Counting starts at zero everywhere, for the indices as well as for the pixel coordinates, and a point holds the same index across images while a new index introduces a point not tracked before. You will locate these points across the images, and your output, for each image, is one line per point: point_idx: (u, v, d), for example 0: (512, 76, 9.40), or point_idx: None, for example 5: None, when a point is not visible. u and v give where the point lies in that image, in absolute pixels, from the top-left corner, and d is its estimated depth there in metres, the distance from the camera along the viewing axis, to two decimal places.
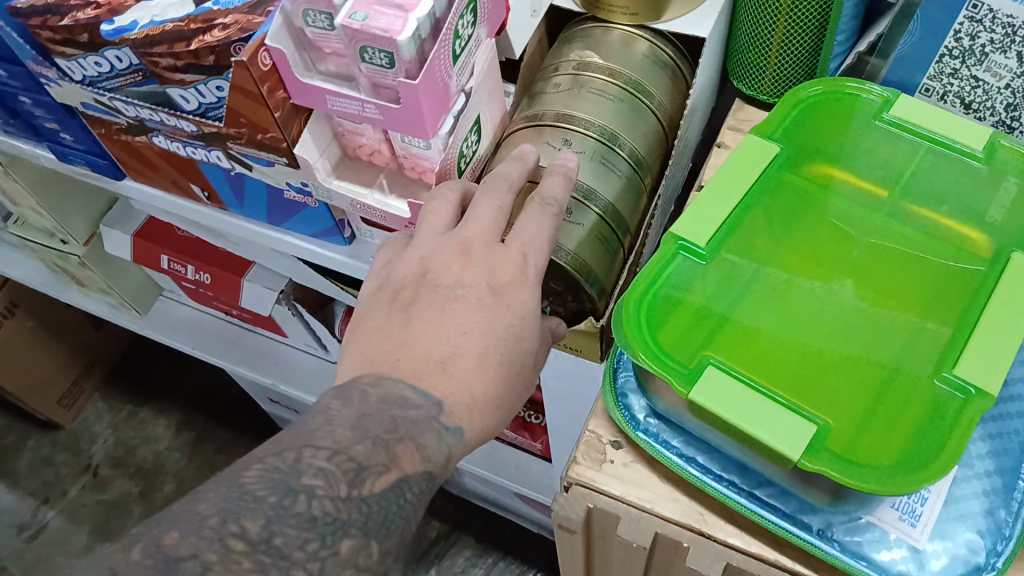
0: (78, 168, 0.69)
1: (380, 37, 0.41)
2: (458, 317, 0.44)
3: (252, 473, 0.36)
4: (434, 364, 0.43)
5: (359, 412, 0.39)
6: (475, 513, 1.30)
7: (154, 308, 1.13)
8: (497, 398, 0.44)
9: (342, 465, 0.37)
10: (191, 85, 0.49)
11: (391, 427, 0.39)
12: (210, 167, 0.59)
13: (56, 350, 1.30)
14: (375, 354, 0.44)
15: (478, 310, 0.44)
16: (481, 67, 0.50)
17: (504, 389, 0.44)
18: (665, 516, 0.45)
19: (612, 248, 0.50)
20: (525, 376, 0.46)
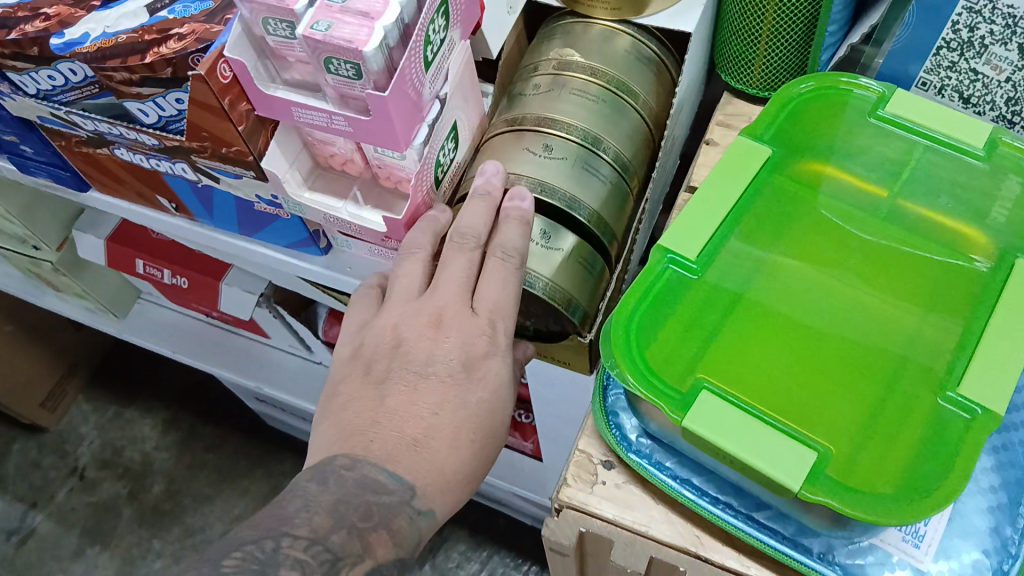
0: (41, 180, 0.66)
1: (345, 48, 0.39)
2: (430, 393, 0.44)
3: (231, 561, 0.37)
4: (407, 443, 0.43)
5: (337, 497, 0.40)
6: (469, 506, 1.29)
7: (133, 311, 1.10)
8: (469, 472, 0.44)
9: (318, 556, 0.38)
10: (148, 99, 0.47)
11: (367, 514, 0.40)
12: (175, 179, 0.56)
13: (37, 353, 1.27)
14: (348, 429, 0.44)
15: (450, 385, 0.45)
16: (456, 71, 0.48)
17: (477, 462, 0.45)
18: (661, 540, 0.44)
19: (595, 273, 0.48)
20: (495, 445, 0.46)
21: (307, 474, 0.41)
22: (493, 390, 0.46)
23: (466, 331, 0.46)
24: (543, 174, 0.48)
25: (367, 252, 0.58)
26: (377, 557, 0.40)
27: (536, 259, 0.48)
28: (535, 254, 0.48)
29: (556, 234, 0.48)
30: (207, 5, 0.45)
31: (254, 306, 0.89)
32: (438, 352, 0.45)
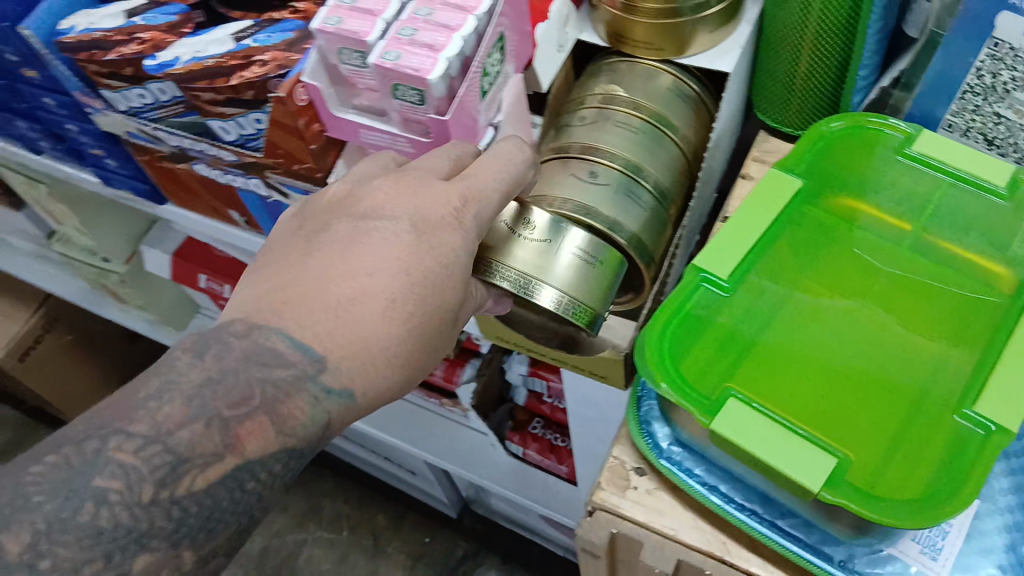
0: (122, 193, 0.72)
1: (411, 76, 0.43)
2: (370, 254, 0.43)
3: (41, 466, 0.36)
4: (328, 308, 0.42)
5: (206, 377, 0.39)
6: (502, 531, 1.42)
7: (191, 323, 1.16)
8: (397, 346, 0.43)
9: (153, 461, 0.36)
10: (230, 118, 0.51)
11: (244, 399, 0.39)
12: (247, 194, 0.61)
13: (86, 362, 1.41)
14: (282, 285, 0.43)
15: (396, 248, 0.44)
16: (510, 102, 0.51)
17: (416, 340, 0.44)
18: (688, 543, 0.46)
19: (597, 275, 0.48)
20: (437, 323, 0.45)
21: (186, 344, 0.41)
22: (445, 265, 0.44)
23: (429, 196, 0.44)
24: (586, 196, 0.51)
25: None
26: (244, 453, 0.39)
27: (540, 266, 0.46)
28: (537, 260, 0.47)
29: (547, 240, 0.47)
30: (287, 36, 0.50)
31: None
32: (386, 213, 0.44)
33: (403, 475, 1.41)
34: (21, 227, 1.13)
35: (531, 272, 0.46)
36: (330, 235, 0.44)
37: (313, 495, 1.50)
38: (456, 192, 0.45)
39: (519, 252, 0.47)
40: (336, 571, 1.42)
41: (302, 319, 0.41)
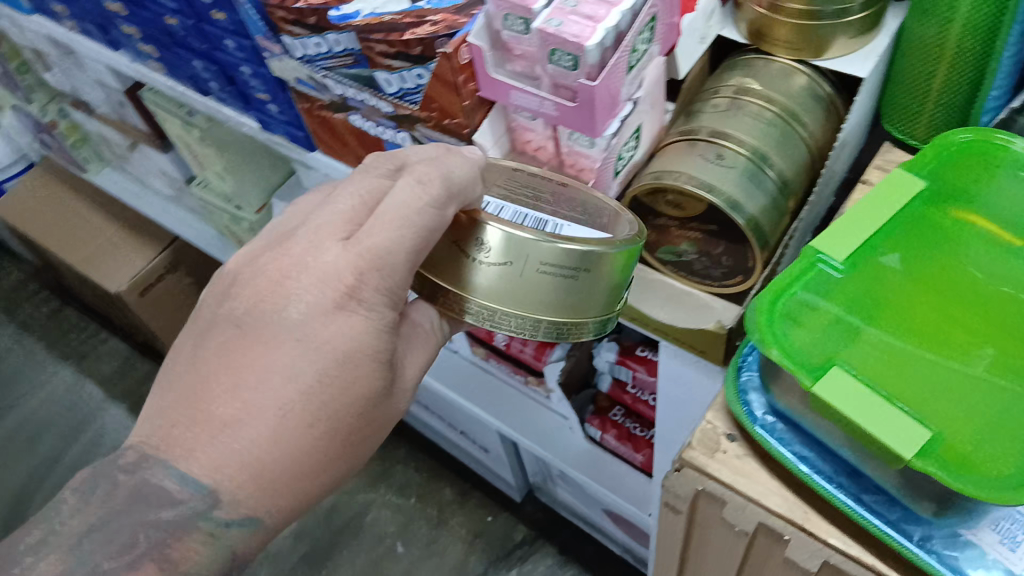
0: (276, 137, 0.80)
1: (570, 42, 0.47)
2: (261, 365, 0.46)
3: None
4: (215, 429, 0.45)
5: (91, 524, 0.47)
6: (562, 524, 1.45)
7: None
8: (294, 462, 0.46)
9: None
10: (396, 71, 0.57)
11: (126, 546, 0.46)
12: (394, 147, 0.67)
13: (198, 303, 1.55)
14: (177, 400, 0.47)
15: (286, 355, 0.46)
16: (650, 82, 0.56)
17: (322, 442, 0.47)
18: (771, 509, 0.49)
19: (589, 279, 0.51)
20: (342, 423, 0.48)
21: (84, 486, 0.48)
22: (338, 363, 0.47)
23: (326, 265, 0.47)
24: (712, 174, 0.54)
25: None
26: None
27: (514, 288, 0.50)
28: (508, 283, 0.49)
29: (506, 264, 0.49)
30: None
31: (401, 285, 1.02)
32: (290, 295, 0.47)
33: (475, 453, 1.46)
34: (165, 170, 1.23)
35: (506, 302, 0.50)
36: (221, 342, 0.47)
37: (386, 459, 1.57)
38: (348, 264, 0.47)
39: (487, 283, 0.50)
40: (399, 535, 1.48)
41: (193, 455, 0.46)
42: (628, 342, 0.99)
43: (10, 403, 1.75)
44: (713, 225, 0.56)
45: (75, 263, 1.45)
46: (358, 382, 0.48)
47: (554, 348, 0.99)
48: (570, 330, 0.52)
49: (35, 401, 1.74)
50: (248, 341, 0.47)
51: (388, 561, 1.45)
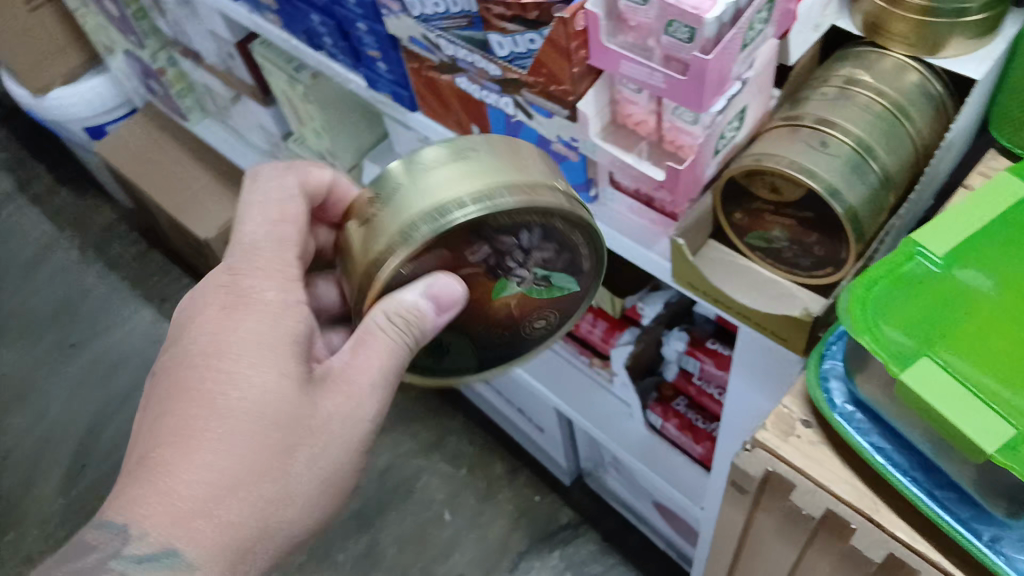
0: (380, 96, 0.83)
1: (688, 13, 0.49)
2: (165, 393, 0.55)
3: None
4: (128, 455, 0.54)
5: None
6: (608, 512, 1.46)
7: None
8: (184, 469, 0.52)
9: None
10: (510, 34, 0.59)
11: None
12: (495, 111, 0.69)
13: None
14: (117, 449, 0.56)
15: (182, 377, 0.55)
16: (761, 63, 0.56)
17: (210, 449, 0.53)
18: (841, 497, 0.50)
19: (470, 162, 0.53)
20: (228, 421, 0.54)
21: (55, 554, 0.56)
22: (218, 363, 0.55)
23: (208, 282, 0.59)
24: (815, 161, 0.55)
25: (629, 211, 0.69)
26: None
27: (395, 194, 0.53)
28: (389, 197, 0.53)
29: (376, 194, 0.54)
30: None
31: None
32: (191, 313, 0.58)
33: (529, 432, 1.47)
34: (264, 124, 1.28)
35: (395, 205, 0.53)
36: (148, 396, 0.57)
37: (442, 429, 1.60)
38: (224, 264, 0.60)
39: (375, 210, 0.54)
40: (447, 502, 1.51)
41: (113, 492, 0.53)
42: (698, 333, 0.99)
43: (94, 335, 1.85)
44: (809, 211, 0.56)
45: (168, 206, 1.52)
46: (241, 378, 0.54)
47: (622, 333, 1.00)
48: (489, 196, 0.51)
49: (116, 336, 1.83)
50: (167, 374, 0.56)
51: (434, 527, 1.49)
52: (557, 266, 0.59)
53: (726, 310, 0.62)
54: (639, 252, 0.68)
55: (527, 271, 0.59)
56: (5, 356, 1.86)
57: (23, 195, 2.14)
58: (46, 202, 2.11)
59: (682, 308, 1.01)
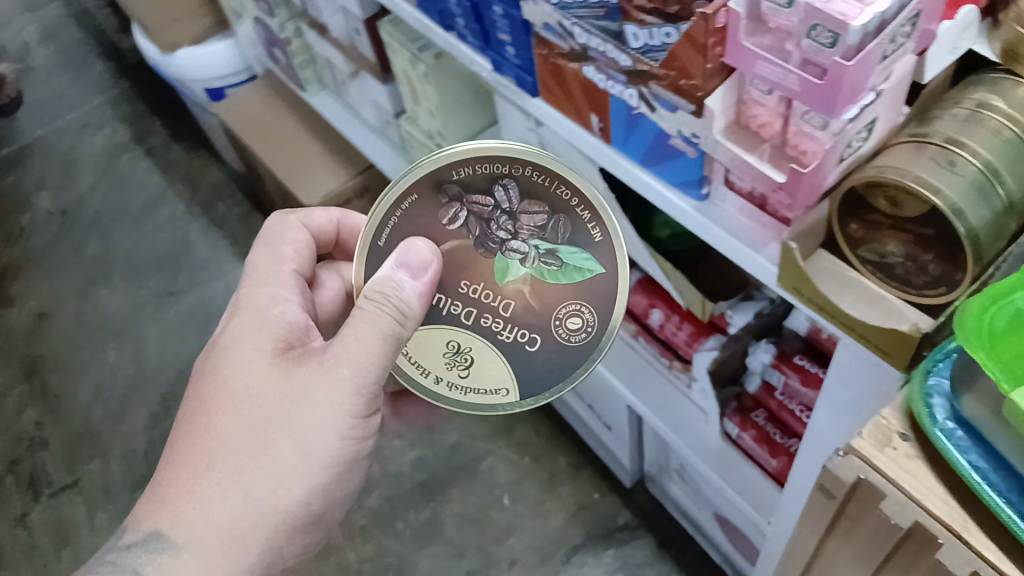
0: (503, 80, 0.86)
1: (835, 19, 0.49)
2: (186, 394, 0.73)
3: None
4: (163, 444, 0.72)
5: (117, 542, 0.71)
6: (668, 519, 1.46)
7: None
8: (188, 449, 0.69)
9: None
10: (646, 26, 0.61)
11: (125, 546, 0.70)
12: (618, 101, 0.71)
13: None
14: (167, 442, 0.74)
15: (195, 379, 0.72)
16: (896, 77, 0.57)
17: (204, 428, 0.69)
18: (931, 512, 0.51)
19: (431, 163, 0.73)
20: (215, 405, 0.69)
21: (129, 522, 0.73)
22: (211, 362, 0.72)
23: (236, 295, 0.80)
24: (941, 178, 0.55)
25: (740, 211, 0.69)
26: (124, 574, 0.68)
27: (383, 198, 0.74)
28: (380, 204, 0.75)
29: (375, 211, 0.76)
30: None
31: None
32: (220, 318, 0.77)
33: (597, 430, 1.47)
34: (378, 101, 1.33)
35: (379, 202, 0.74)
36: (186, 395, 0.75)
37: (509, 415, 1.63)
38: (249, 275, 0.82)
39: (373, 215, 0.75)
40: (509, 488, 1.54)
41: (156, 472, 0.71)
42: (787, 348, 0.99)
43: (192, 287, 1.94)
44: (929, 228, 0.56)
45: (277, 171, 1.59)
46: (225, 370, 0.70)
47: (707, 338, 1.00)
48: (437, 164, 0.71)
49: (212, 289, 1.93)
50: (189, 380, 0.74)
51: (494, 510, 1.52)
52: (553, 234, 0.71)
53: (830, 319, 0.63)
54: (746, 254, 0.69)
55: (524, 243, 0.71)
56: (110, 296, 1.97)
57: (140, 147, 2.26)
58: (159, 156, 2.23)
59: (772, 320, 1.00)
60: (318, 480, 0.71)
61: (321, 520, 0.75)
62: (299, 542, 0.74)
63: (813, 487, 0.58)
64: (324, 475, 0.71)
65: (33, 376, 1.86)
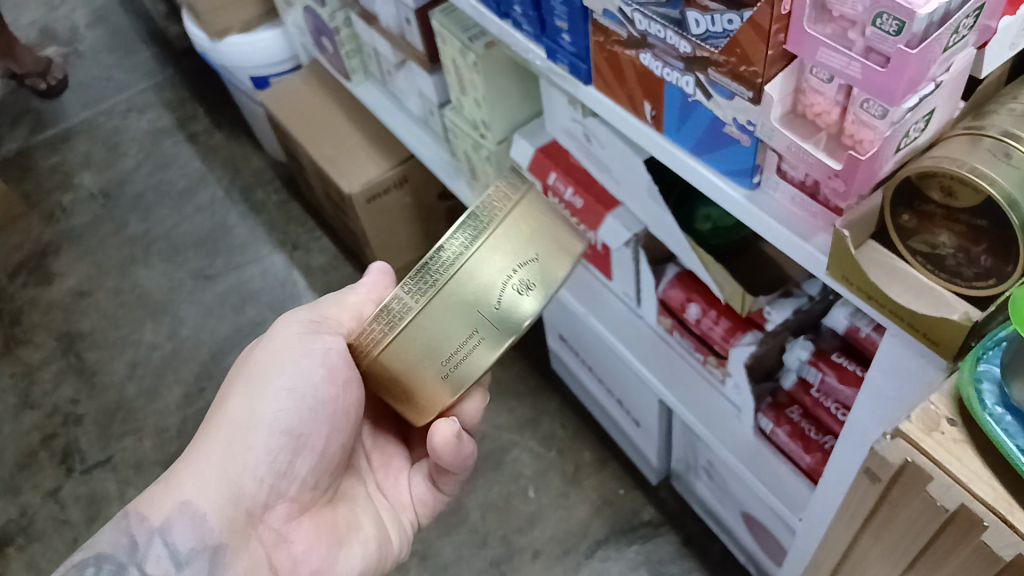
0: (556, 68, 0.87)
1: (901, 7, 0.50)
2: None
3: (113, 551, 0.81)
4: None
5: None
6: (692, 518, 1.47)
7: (623, 318, 1.25)
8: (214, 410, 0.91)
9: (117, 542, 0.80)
10: (709, 12, 0.62)
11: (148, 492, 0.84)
12: (673, 89, 0.72)
13: (409, 218, 1.69)
14: None
15: None
16: (957, 69, 0.57)
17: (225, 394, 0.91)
18: (977, 495, 0.51)
19: None
20: None
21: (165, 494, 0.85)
22: None
23: None
24: (996, 169, 0.55)
25: (791, 200, 0.71)
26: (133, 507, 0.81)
27: None
28: None
29: None
30: None
31: (624, 241, 1.05)
32: None
33: (624, 426, 1.48)
34: (423, 91, 1.35)
35: None
36: None
37: (537, 407, 1.65)
38: None
39: None
40: (534, 479, 1.55)
41: None
42: (825, 345, 0.99)
43: (228, 270, 1.98)
44: (983, 219, 0.57)
45: (319, 157, 1.61)
46: None
47: (744, 334, 1.00)
48: None
49: (248, 273, 1.96)
50: None
51: (518, 500, 1.53)
52: None
53: (880, 309, 0.63)
54: (795, 245, 0.69)
55: None
56: (148, 276, 2.01)
57: (182, 132, 2.30)
58: (201, 141, 2.27)
59: (811, 317, 1.01)
60: (272, 387, 0.83)
61: (290, 436, 0.83)
62: (266, 451, 0.82)
63: (857, 470, 0.59)
64: (284, 391, 0.83)
65: (70, 351, 1.90)
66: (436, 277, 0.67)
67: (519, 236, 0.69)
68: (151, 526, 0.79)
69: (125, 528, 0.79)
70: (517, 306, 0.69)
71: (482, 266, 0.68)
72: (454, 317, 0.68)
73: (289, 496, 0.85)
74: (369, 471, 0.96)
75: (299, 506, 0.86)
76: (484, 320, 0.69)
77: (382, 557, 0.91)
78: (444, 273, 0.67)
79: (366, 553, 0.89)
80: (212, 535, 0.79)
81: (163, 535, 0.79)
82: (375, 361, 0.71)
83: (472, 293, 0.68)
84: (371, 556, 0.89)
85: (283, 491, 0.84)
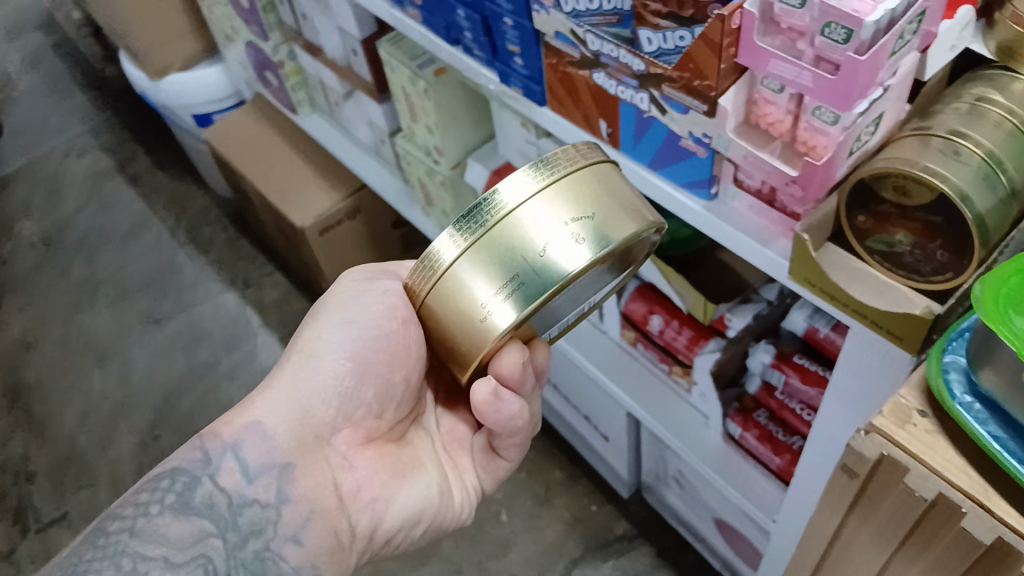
0: (510, 90, 0.88)
1: (848, 15, 0.52)
2: None
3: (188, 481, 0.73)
4: None
5: None
6: (664, 529, 1.48)
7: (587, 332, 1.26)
8: None
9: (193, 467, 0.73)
10: (661, 30, 0.64)
11: None
12: (627, 107, 0.74)
13: (362, 248, 1.68)
14: None
15: None
16: (902, 73, 0.60)
17: None
18: (954, 483, 0.53)
19: None
20: None
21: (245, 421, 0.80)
22: None
23: None
24: (947, 166, 0.58)
25: (750, 208, 0.72)
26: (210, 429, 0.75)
27: None
28: None
29: None
30: None
31: None
32: None
33: (592, 441, 1.49)
34: (373, 120, 1.35)
35: None
36: None
37: None
38: None
39: None
40: (505, 503, 1.55)
41: None
42: (786, 348, 1.01)
43: (177, 313, 1.93)
44: (937, 215, 0.59)
45: (267, 191, 1.59)
46: None
47: (707, 342, 1.02)
48: None
49: (199, 314, 1.92)
50: None
51: (490, 525, 1.52)
52: None
53: (842, 308, 0.65)
54: (757, 250, 0.71)
55: None
56: (95, 323, 1.95)
57: (123, 174, 2.25)
58: (142, 183, 2.22)
59: (770, 322, 1.03)
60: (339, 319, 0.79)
61: (356, 362, 0.78)
62: (333, 376, 0.78)
63: (834, 467, 0.60)
64: (353, 320, 0.78)
65: (16, 405, 1.83)
66: (487, 218, 0.64)
67: (583, 192, 0.65)
68: (222, 443, 0.73)
69: (197, 446, 0.73)
70: (567, 262, 0.63)
71: (537, 212, 0.64)
72: (498, 263, 0.63)
73: (355, 422, 0.80)
74: (436, 432, 0.90)
75: (365, 434, 0.81)
76: (527, 269, 0.63)
77: (443, 509, 0.85)
78: (494, 214, 0.64)
79: (427, 497, 0.83)
80: (280, 452, 0.74)
81: (235, 450, 0.73)
82: (424, 304, 0.68)
83: (519, 239, 0.63)
84: (432, 501, 0.83)
85: (349, 416, 0.79)
